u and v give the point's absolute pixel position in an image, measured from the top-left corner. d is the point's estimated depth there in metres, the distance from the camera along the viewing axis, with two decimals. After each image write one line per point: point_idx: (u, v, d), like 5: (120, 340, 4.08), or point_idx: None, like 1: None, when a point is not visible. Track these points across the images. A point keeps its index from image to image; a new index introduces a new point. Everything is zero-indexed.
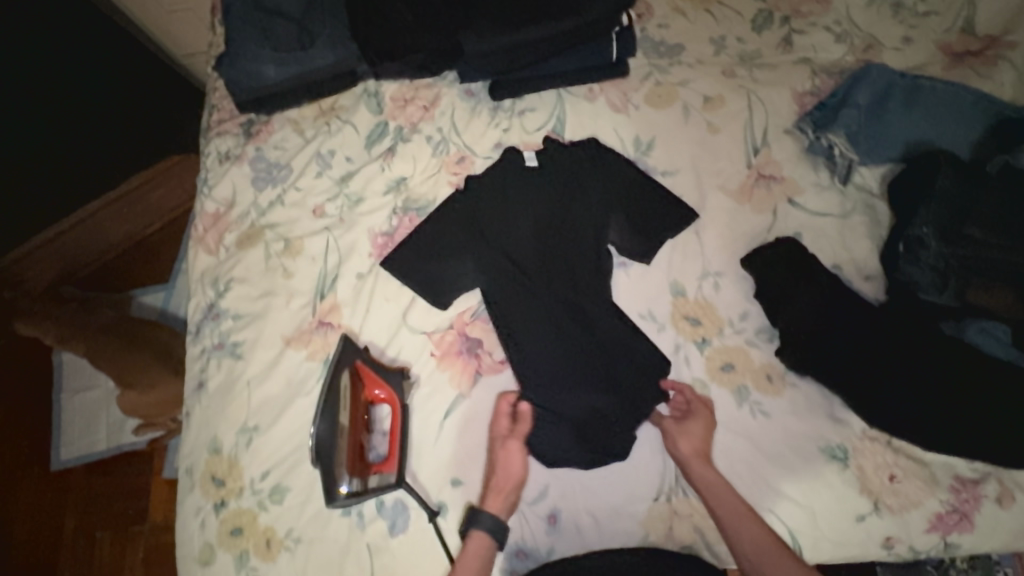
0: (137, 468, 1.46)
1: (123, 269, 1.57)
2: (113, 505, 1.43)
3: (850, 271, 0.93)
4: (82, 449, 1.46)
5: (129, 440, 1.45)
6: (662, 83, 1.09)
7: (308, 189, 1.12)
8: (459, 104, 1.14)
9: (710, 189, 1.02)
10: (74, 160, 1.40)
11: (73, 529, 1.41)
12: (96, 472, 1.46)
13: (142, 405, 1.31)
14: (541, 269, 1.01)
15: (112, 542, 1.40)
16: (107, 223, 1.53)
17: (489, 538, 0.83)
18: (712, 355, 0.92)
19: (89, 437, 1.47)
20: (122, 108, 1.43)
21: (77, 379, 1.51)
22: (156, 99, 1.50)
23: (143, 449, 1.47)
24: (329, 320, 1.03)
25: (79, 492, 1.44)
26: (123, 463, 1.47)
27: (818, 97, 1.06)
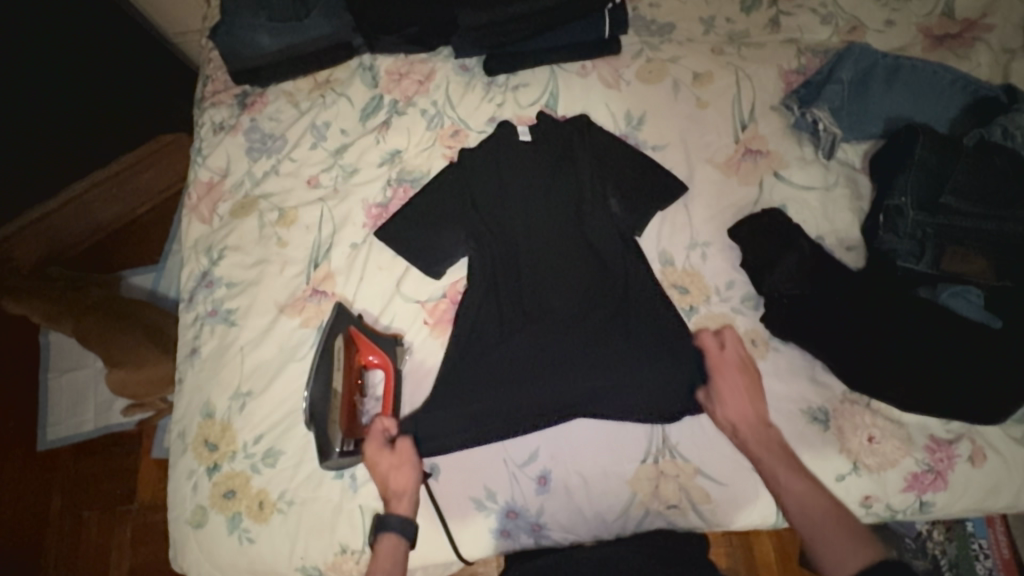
0: (126, 448, 1.45)
1: (114, 249, 1.58)
2: (101, 484, 1.43)
3: (831, 241, 0.97)
4: (69, 429, 1.45)
5: (117, 420, 1.45)
6: (653, 60, 1.12)
7: (303, 160, 1.13)
8: (453, 78, 1.16)
9: (698, 162, 1.04)
10: (68, 137, 1.39)
11: (61, 508, 1.41)
12: (83, 452, 1.45)
13: (131, 383, 1.30)
14: (534, 240, 1.02)
15: (100, 521, 1.40)
16: (96, 203, 1.52)
17: (400, 537, 0.84)
18: (699, 322, 0.94)
19: (76, 417, 1.46)
20: (112, 85, 1.41)
21: (64, 358, 1.50)
22: (152, 78, 1.48)
23: (131, 430, 1.46)
24: (323, 288, 1.04)
25: (66, 471, 1.44)
26: (111, 443, 1.46)
27: (804, 75, 1.08)
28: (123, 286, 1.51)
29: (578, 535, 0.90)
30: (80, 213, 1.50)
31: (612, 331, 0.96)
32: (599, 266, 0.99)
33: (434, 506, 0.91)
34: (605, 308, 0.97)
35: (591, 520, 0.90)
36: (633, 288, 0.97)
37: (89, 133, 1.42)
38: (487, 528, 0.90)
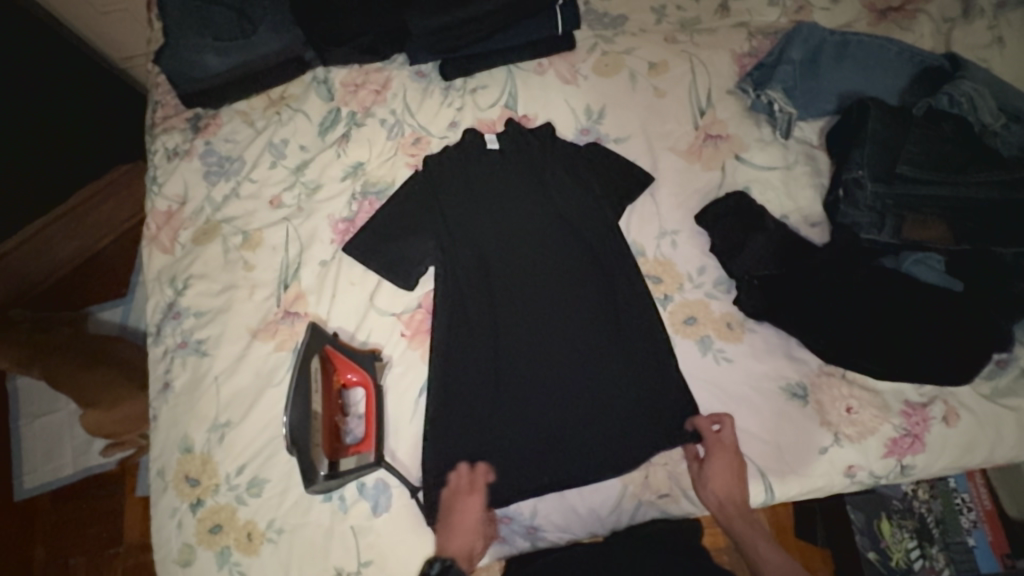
0: (108, 490, 1.40)
1: (79, 286, 1.53)
2: (85, 529, 1.38)
3: (796, 219, 0.99)
4: (47, 475, 1.40)
5: (97, 461, 1.41)
6: (608, 53, 1.12)
7: (264, 180, 1.10)
8: (411, 85, 1.15)
9: (660, 151, 1.05)
10: (20, 177, 1.32)
11: (46, 557, 1.36)
12: (63, 498, 1.40)
13: (108, 424, 1.24)
14: (506, 242, 1.01)
15: (86, 567, 1.35)
16: (54, 240, 1.46)
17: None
18: (675, 309, 0.95)
19: (54, 461, 1.41)
20: (58, 116, 1.33)
21: (34, 404, 1.45)
22: (98, 105, 1.42)
23: (113, 470, 1.42)
24: (295, 309, 1.02)
25: (47, 520, 1.39)
26: (92, 486, 1.41)
27: (756, 57, 1.10)
28: (90, 323, 1.47)
29: (574, 533, 0.91)
30: (37, 253, 1.44)
31: (590, 324, 0.95)
32: (572, 263, 0.99)
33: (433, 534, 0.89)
34: (583, 304, 0.97)
35: (584, 516, 0.90)
36: (608, 281, 0.97)
37: (39, 169, 1.34)
38: None
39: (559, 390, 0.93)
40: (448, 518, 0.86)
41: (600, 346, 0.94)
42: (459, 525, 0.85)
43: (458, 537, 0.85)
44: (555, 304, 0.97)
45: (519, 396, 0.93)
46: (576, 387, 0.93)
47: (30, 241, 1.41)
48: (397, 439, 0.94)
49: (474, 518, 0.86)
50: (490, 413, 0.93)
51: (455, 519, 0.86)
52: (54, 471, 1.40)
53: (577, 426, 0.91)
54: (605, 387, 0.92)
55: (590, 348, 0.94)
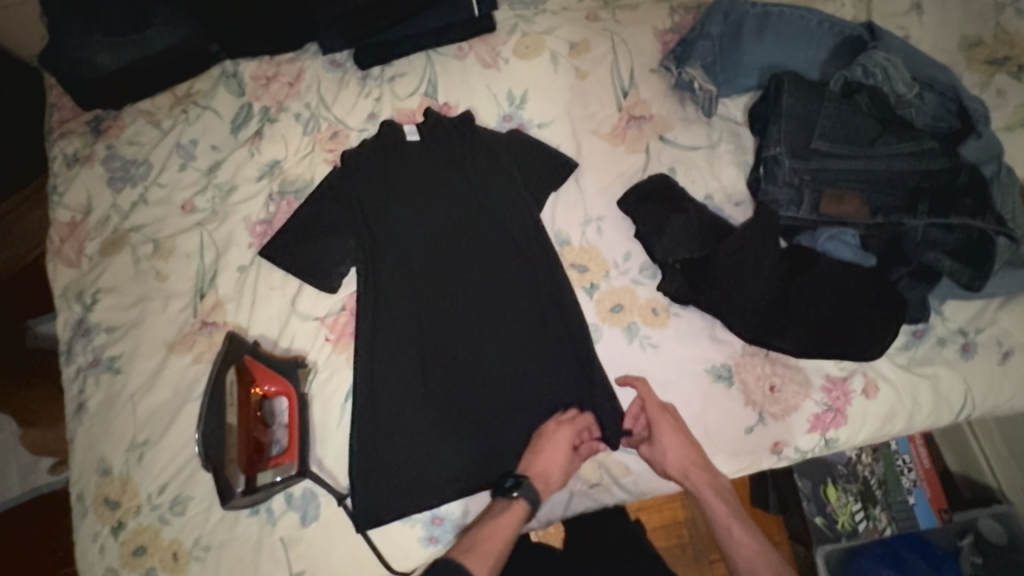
0: (60, 507, 1.37)
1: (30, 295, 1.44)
2: (37, 551, 1.34)
3: (720, 199, 0.98)
4: None
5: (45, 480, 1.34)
6: (528, 34, 1.08)
7: (173, 184, 1.05)
8: (325, 76, 1.09)
9: (584, 135, 1.02)
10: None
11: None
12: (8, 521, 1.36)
13: (51, 439, 1.28)
14: (431, 237, 0.98)
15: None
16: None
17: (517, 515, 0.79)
18: (601, 298, 0.94)
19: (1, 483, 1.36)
20: None
21: None
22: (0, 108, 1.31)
23: (62, 488, 1.37)
24: (212, 319, 0.98)
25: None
26: (43, 505, 1.37)
27: (679, 33, 1.07)
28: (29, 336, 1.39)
29: None
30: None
31: (517, 318, 0.94)
32: (497, 255, 0.97)
33: (367, 541, 0.88)
34: (509, 297, 0.95)
35: None
36: (534, 270, 0.95)
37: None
38: (417, 537, 0.89)
39: (488, 385, 0.92)
40: (533, 447, 0.86)
41: (527, 339, 0.93)
42: (546, 454, 0.85)
43: (539, 466, 0.84)
44: (481, 298, 0.95)
45: (448, 395, 0.92)
46: (504, 381, 0.92)
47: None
48: (324, 447, 0.92)
49: (562, 453, 0.85)
50: (419, 414, 0.91)
51: (542, 448, 0.85)
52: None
53: (507, 420, 0.91)
54: (532, 381, 0.92)
55: (517, 341, 0.93)
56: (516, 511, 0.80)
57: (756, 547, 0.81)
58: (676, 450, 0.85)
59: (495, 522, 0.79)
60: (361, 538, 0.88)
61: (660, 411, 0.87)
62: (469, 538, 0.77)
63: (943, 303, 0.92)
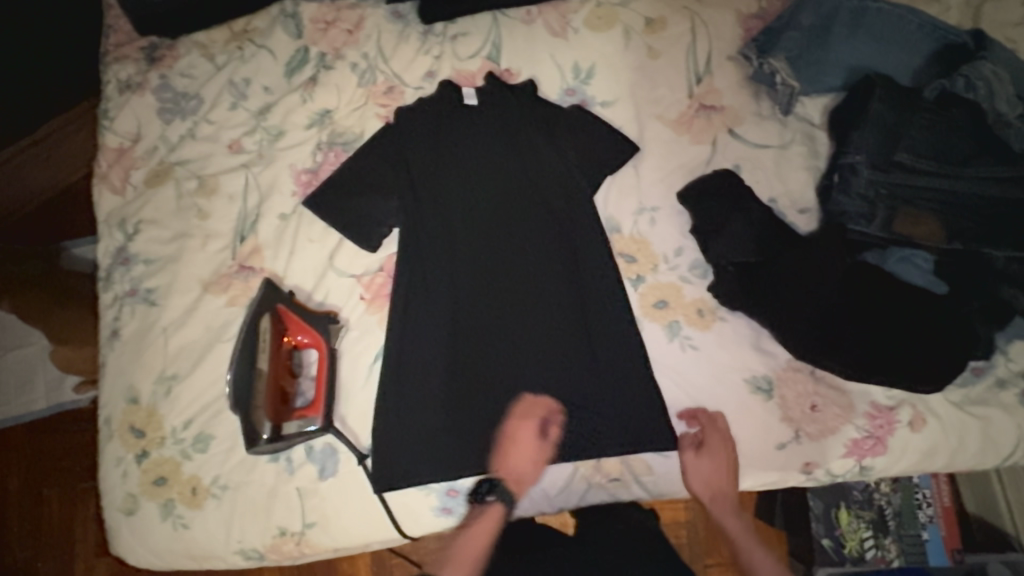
0: (83, 425, 1.43)
1: (60, 216, 1.44)
2: (58, 462, 1.41)
3: (784, 204, 0.93)
4: (17, 410, 1.40)
5: (69, 399, 1.41)
6: (603, 4, 1.02)
7: (222, 122, 1.02)
8: (386, 27, 1.05)
9: (648, 119, 0.97)
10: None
11: (17, 491, 1.40)
12: (35, 430, 1.42)
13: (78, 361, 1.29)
14: (477, 206, 0.95)
15: (59, 502, 1.39)
16: (25, 169, 1.38)
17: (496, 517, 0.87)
18: (646, 292, 0.91)
19: (27, 396, 1.40)
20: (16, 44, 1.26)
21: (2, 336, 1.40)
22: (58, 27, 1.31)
23: (85, 407, 1.43)
24: (250, 264, 0.97)
25: (20, 450, 1.42)
26: (64, 421, 1.42)
27: (764, 20, 1.00)
28: (65, 258, 1.40)
29: (521, 509, 0.90)
30: (11, 179, 1.37)
31: (551, 301, 0.91)
32: (542, 234, 0.94)
33: (381, 505, 0.88)
34: (549, 280, 0.92)
35: (532, 494, 0.89)
36: (580, 254, 0.92)
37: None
38: (429, 506, 0.89)
39: (519, 367, 0.90)
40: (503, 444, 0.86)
41: (563, 324, 0.91)
42: (523, 454, 0.86)
43: (517, 465, 0.86)
44: (521, 277, 0.92)
45: (478, 370, 0.90)
46: (536, 365, 0.90)
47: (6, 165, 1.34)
48: (347, 406, 0.91)
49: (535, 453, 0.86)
50: (446, 385, 0.90)
51: (513, 448, 0.86)
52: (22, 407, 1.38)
53: (534, 406, 0.88)
54: (562, 367, 0.89)
55: (552, 326, 0.91)
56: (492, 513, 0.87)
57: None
58: (713, 477, 0.84)
59: (477, 530, 0.87)
60: (375, 500, 0.89)
61: (717, 441, 0.84)
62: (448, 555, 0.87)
63: (1010, 343, 0.87)
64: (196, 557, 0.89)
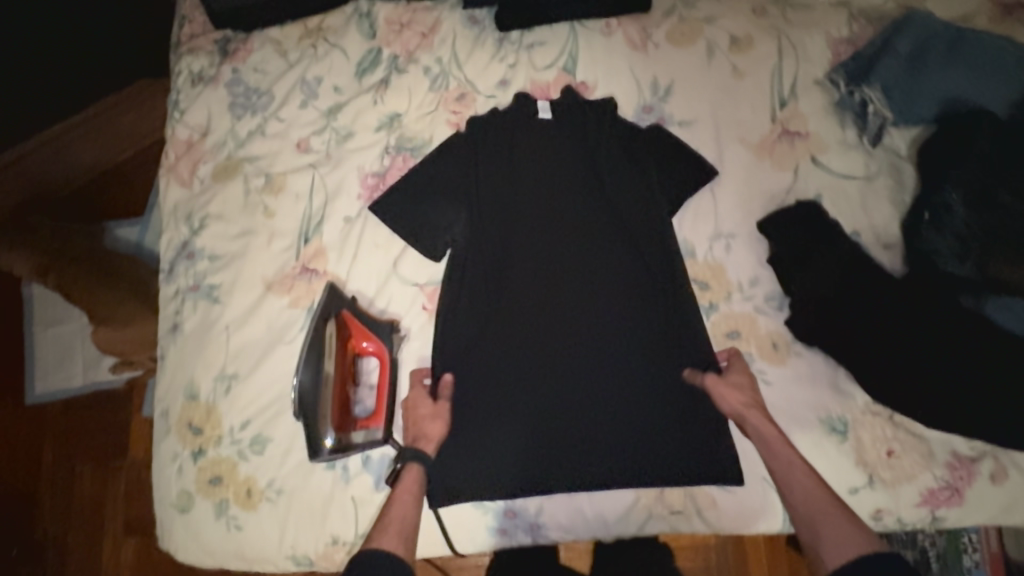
0: (111, 404, 1.42)
1: (102, 194, 1.45)
2: (92, 439, 1.40)
3: (867, 238, 0.89)
4: (57, 384, 1.42)
5: (106, 378, 1.40)
6: (686, 20, 0.99)
7: (292, 120, 1.02)
8: (462, 32, 1.03)
9: (728, 141, 0.94)
10: (34, 78, 1.27)
11: (52, 461, 1.40)
12: (74, 406, 1.43)
13: (119, 341, 1.25)
14: (546, 219, 0.93)
15: (91, 477, 1.39)
16: (72, 146, 1.40)
17: (420, 474, 0.81)
18: (718, 321, 0.89)
19: (66, 370, 1.42)
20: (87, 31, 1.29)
21: (49, 311, 1.46)
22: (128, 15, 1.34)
23: (120, 388, 1.43)
24: (313, 266, 0.96)
25: (57, 426, 1.42)
26: (100, 399, 1.43)
27: (855, 45, 0.96)
28: (108, 237, 1.40)
29: (576, 533, 0.88)
30: (58, 155, 1.39)
31: (619, 324, 0.89)
32: (613, 254, 0.91)
33: (436, 520, 0.87)
34: (618, 301, 0.90)
35: (591, 519, 0.87)
36: (654, 277, 0.90)
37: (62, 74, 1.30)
38: (485, 524, 0.88)
39: (584, 387, 0.88)
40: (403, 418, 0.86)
41: (631, 348, 0.88)
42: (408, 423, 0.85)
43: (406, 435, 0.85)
44: (589, 296, 0.90)
45: (538, 390, 0.88)
46: (601, 388, 0.87)
47: (55, 141, 1.37)
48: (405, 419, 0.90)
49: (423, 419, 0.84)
50: (505, 402, 0.88)
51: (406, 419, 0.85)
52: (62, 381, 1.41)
53: (597, 428, 0.86)
54: (630, 393, 0.87)
55: (620, 350, 0.88)
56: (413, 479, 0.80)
57: (824, 501, 0.70)
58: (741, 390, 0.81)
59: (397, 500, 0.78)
60: (430, 515, 0.88)
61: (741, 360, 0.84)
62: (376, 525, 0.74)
63: None
64: (247, 559, 0.88)
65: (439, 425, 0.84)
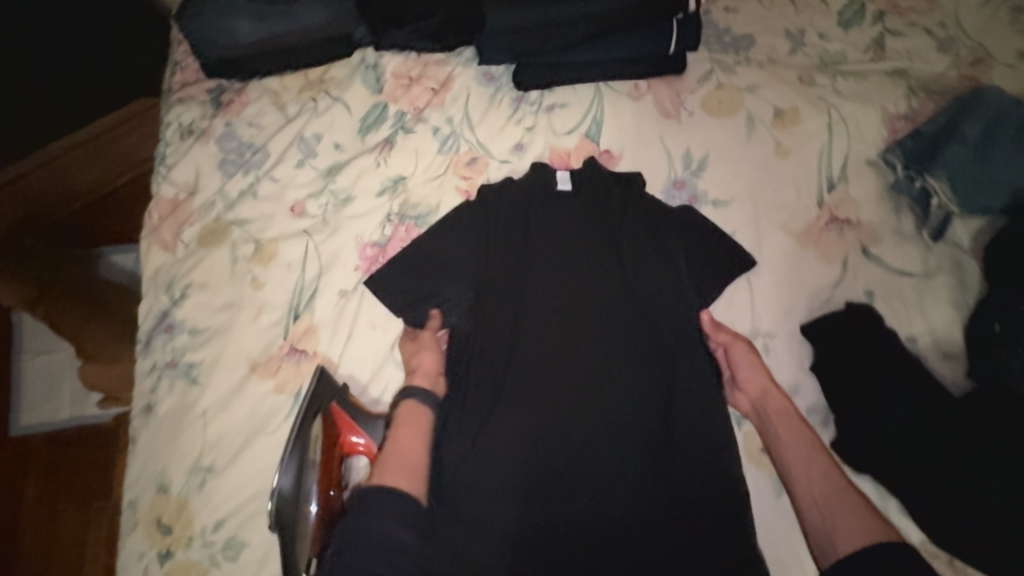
0: (102, 441, 1.32)
1: (100, 219, 1.38)
2: (76, 477, 1.30)
3: (925, 345, 0.79)
4: (42, 417, 1.32)
5: (92, 413, 1.32)
6: (724, 86, 0.90)
7: (287, 181, 0.93)
8: (476, 89, 0.94)
9: (769, 226, 0.84)
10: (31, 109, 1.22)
11: (34, 502, 1.28)
12: (57, 443, 1.32)
13: (107, 379, 1.16)
14: (560, 302, 0.82)
15: (72, 518, 1.27)
16: (72, 168, 1.33)
17: (421, 407, 0.76)
18: (752, 432, 0.79)
19: (53, 403, 1.32)
20: (87, 64, 1.26)
21: (37, 340, 1.37)
22: (131, 52, 1.31)
23: (107, 424, 1.33)
24: (302, 347, 0.87)
25: (41, 460, 1.32)
26: (86, 436, 1.32)
27: (913, 122, 0.87)
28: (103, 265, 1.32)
29: None
30: (52, 178, 1.31)
31: (641, 430, 0.76)
32: (642, 348, 0.79)
33: None
34: (641, 401, 0.77)
35: None
36: (687, 376, 0.78)
37: (59, 108, 1.26)
38: None
39: (601, 506, 0.72)
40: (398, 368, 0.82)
41: (659, 458, 0.75)
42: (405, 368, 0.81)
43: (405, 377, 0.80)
44: (604, 393, 0.77)
45: (537, 509, 0.72)
46: (619, 506, 0.72)
47: (51, 162, 1.29)
48: None
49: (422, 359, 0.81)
50: (495, 522, 0.71)
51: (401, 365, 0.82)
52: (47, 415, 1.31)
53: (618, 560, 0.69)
54: (655, 514, 0.72)
55: (642, 460, 0.74)
56: (413, 414, 0.75)
57: (842, 488, 0.66)
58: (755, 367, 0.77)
59: (399, 436, 0.73)
60: None
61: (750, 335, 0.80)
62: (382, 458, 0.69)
63: None
64: None
65: (433, 356, 0.81)
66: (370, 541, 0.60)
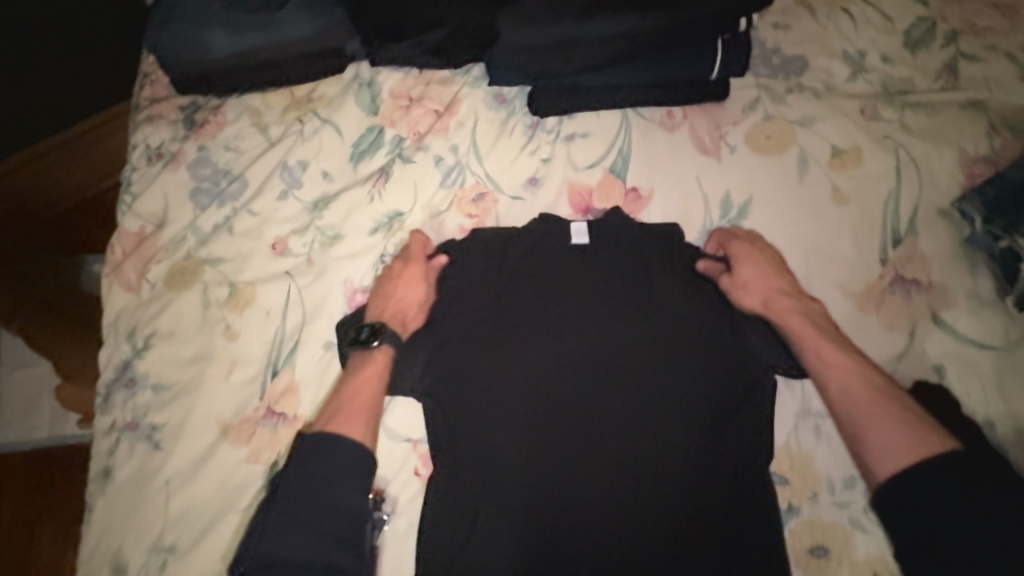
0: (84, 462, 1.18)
1: (81, 226, 1.24)
2: (53, 500, 1.16)
3: (1007, 433, 0.66)
4: (17, 435, 1.17)
5: (74, 432, 1.17)
6: (772, 118, 0.78)
7: (267, 214, 0.81)
8: (484, 114, 0.82)
9: (823, 286, 0.73)
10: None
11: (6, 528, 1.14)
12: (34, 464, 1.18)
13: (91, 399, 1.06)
14: (580, 370, 0.69)
15: (48, 550, 1.13)
16: (43, 177, 1.19)
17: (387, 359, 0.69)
18: (799, 530, 0.67)
19: (28, 421, 1.18)
20: (56, 72, 1.13)
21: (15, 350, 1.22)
22: (103, 55, 1.17)
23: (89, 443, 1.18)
24: (280, 409, 0.76)
25: (13, 485, 1.17)
26: (66, 457, 1.18)
27: (994, 166, 0.75)
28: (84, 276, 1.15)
29: None
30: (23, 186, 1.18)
31: (681, 530, 0.64)
32: (687, 431, 0.66)
33: None
34: (677, 493, 0.65)
35: None
36: (734, 467, 0.66)
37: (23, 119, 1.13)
38: None
39: None
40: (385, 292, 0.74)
41: (696, 566, 0.63)
42: (394, 295, 0.73)
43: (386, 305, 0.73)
44: (639, 483, 0.66)
45: None
46: None
47: (19, 173, 1.17)
48: None
49: (412, 288, 0.73)
50: None
51: (388, 290, 0.74)
52: (24, 432, 1.17)
53: None
54: None
55: (675, 568, 0.63)
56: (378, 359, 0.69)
57: (863, 393, 0.61)
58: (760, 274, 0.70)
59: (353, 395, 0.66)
60: None
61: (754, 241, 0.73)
62: (334, 402, 0.66)
63: None
64: None
65: (421, 286, 0.73)
66: (312, 484, 0.58)
